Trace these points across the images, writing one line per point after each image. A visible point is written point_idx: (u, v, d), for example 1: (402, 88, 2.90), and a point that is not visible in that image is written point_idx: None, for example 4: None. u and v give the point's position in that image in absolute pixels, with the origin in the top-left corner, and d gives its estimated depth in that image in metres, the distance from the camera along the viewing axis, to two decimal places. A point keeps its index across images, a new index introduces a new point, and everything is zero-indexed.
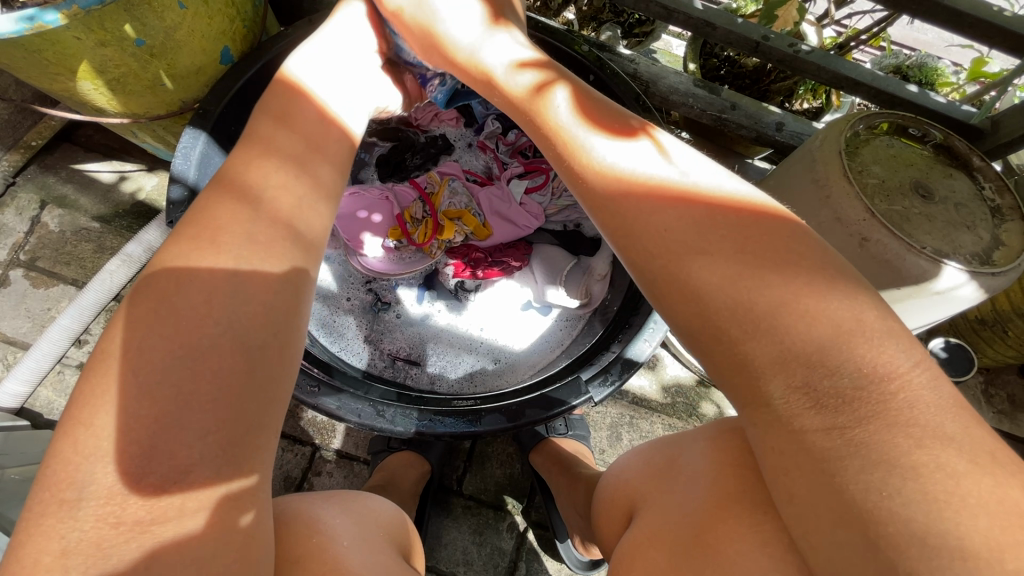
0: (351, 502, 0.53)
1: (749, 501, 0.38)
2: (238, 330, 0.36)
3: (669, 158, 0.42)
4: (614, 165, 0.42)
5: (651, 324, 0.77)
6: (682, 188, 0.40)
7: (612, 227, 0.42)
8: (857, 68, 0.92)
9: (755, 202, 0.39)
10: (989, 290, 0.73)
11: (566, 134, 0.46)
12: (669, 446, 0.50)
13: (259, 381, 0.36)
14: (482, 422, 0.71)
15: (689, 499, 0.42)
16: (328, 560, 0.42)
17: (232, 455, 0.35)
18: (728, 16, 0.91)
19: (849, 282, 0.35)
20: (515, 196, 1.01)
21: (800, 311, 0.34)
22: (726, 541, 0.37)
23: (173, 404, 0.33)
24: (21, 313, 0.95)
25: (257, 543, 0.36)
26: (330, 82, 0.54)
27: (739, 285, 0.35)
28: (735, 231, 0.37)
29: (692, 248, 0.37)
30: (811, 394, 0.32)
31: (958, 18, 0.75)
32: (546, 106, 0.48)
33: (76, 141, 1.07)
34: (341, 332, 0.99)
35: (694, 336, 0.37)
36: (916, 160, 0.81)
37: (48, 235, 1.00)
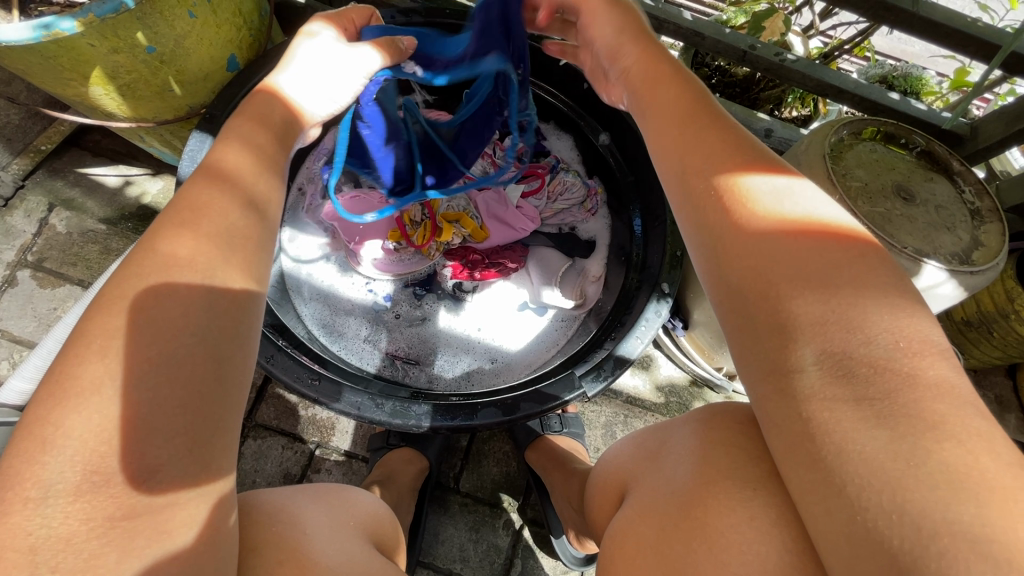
0: (329, 495, 0.54)
1: (740, 478, 0.38)
2: (209, 340, 0.37)
3: (784, 177, 0.42)
4: (739, 189, 0.41)
5: (643, 322, 0.79)
6: (802, 219, 0.38)
7: (718, 237, 0.40)
8: (840, 76, 0.96)
9: (852, 230, 0.38)
10: (969, 288, 0.76)
11: (688, 149, 0.45)
12: (659, 432, 0.51)
13: (226, 388, 0.37)
14: (477, 416, 0.73)
15: (675, 479, 0.43)
16: (288, 546, 0.43)
17: (200, 455, 0.35)
18: (716, 27, 0.95)
19: (867, 269, 0.35)
20: (512, 199, 1.03)
21: (839, 313, 0.33)
22: (716, 515, 0.37)
23: (145, 409, 0.34)
24: (28, 314, 0.97)
25: (225, 535, 0.38)
26: (313, 93, 0.55)
27: (773, 290, 0.36)
28: (842, 257, 0.36)
29: (794, 271, 0.35)
30: (846, 363, 0.32)
31: (934, 28, 0.78)
32: (669, 114, 0.48)
33: (84, 146, 1.10)
34: (341, 332, 1.01)
35: (740, 305, 0.37)
36: (898, 164, 0.84)
37: (55, 236, 1.02)
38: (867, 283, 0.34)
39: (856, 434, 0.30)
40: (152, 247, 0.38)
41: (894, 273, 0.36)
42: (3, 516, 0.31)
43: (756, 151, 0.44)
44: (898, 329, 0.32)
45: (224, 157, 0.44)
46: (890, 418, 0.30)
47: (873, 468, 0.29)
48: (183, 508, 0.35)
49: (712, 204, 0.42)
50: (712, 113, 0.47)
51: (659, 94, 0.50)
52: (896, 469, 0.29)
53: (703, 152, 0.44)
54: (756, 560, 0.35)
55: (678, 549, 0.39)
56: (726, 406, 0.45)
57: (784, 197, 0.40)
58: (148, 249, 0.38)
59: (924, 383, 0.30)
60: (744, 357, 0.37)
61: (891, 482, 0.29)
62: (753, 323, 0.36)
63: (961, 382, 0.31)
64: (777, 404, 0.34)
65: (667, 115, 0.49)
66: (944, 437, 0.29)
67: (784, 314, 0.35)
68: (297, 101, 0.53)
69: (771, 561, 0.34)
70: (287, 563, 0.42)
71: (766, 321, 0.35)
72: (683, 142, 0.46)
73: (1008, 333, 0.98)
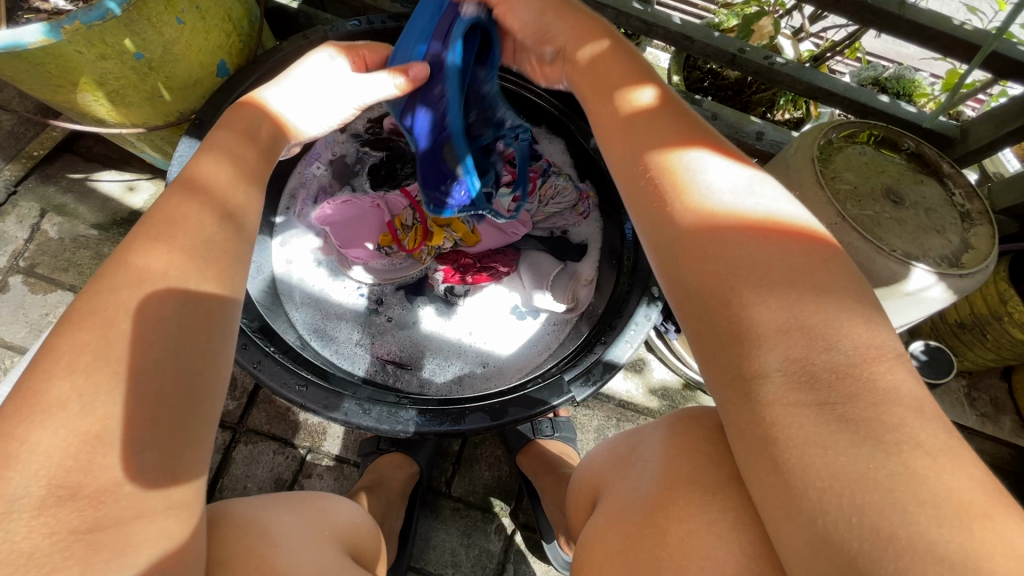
0: (304, 504, 0.54)
1: (698, 484, 0.38)
2: (180, 353, 0.37)
3: (726, 168, 0.42)
4: (693, 183, 0.41)
5: (633, 325, 0.79)
6: (754, 218, 0.38)
7: (670, 237, 0.40)
8: (830, 79, 0.96)
9: (792, 222, 0.39)
10: (958, 291, 0.76)
11: (646, 141, 0.45)
12: (631, 437, 0.50)
13: (198, 400, 0.37)
14: (465, 421, 0.73)
15: (642, 486, 0.43)
16: (257, 559, 0.43)
17: (170, 467, 0.36)
18: (706, 31, 0.95)
19: (806, 264, 0.36)
20: (504, 204, 1.00)
21: (788, 314, 0.33)
22: (675, 521, 0.37)
23: (116, 421, 0.34)
24: (19, 320, 0.97)
25: (190, 547, 0.37)
26: (305, 111, 0.58)
27: (730, 299, 0.35)
28: (791, 260, 0.36)
29: (744, 274, 0.36)
30: (808, 369, 0.32)
31: (921, 31, 0.78)
32: (631, 102, 0.48)
33: (77, 152, 1.10)
34: (333, 336, 1.01)
35: (699, 314, 0.37)
36: (888, 167, 0.84)
37: (47, 242, 1.02)
38: (827, 288, 0.35)
39: (816, 440, 0.30)
40: (125, 257, 0.38)
41: (852, 280, 0.36)
42: None
43: (713, 145, 0.44)
44: (864, 339, 0.33)
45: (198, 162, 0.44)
46: (845, 425, 0.30)
47: (837, 473, 0.29)
48: (147, 521, 0.34)
49: (659, 205, 0.42)
50: (659, 110, 0.47)
51: (611, 94, 0.50)
52: (856, 474, 0.29)
53: (661, 144, 0.44)
54: (714, 564, 0.34)
55: (639, 553, 0.39)
56: (693, 409, 0.45)
57: (726, 191, 0.40)
58: (118, 259, 0.38)
59: (888, 396, 0.30)
60: (706, 364, 0.37)
61: (831, 486, 0.29)
62: (718, 333, 0.35)
63: (924, 391, 0.32)
64: (740, 411, 0.34)
65: (618, 115, 0.49)
66: (905, 446, 0.29)
67: (742, 318, 0.35)
68: (285, 117, 0.56)
69: (728, 565, 0.33)
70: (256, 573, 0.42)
71: (723, 327, 0.35)
72: (640, 134, 0.46)
73: (1001, 336, 0.97)
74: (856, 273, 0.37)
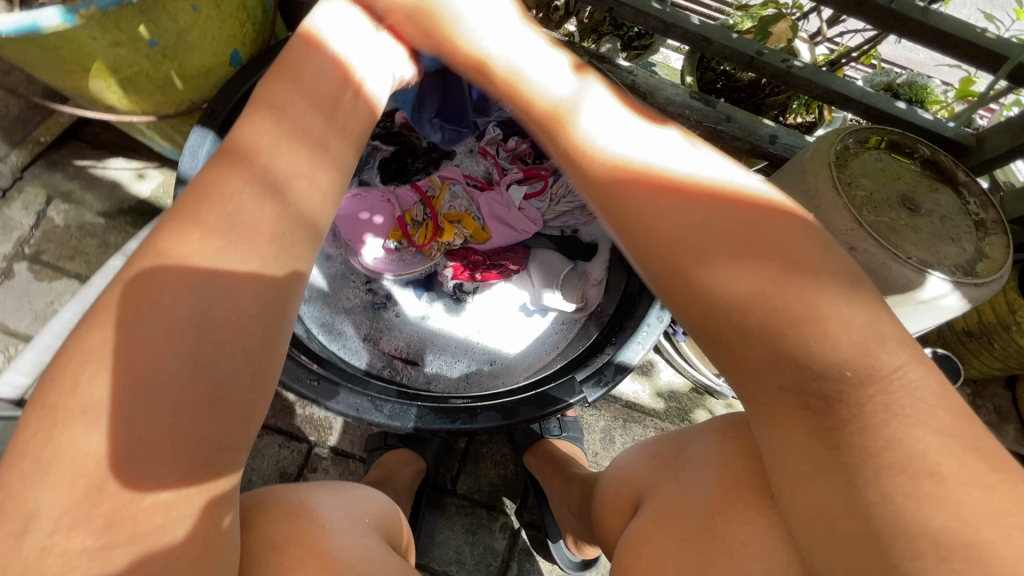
0: (340, 490, 0.53)
1: (755, 488, 0.38)
2: (206, 356, 0.35)
3: (681, 150, 0.41)
4: (628, 156, 0.41)
5: (645, 327, 0.79)
6: (695, 183, 0.39)
7: (614, 216, 0.41)
8: (847, 84, 0.95)
9: (742, 190, 0.39)
10: (972, 300, 0.76)
11: (571, 116, 0.45)
12: (676, 440, 0.51)
13: (228, 406, 0.35)
14: (477, 420, 0.72)
15: (696, 489, 0.43)
16: (309, 543, 0.43)
17: (195, 473, 0.35)
18: (724, 32, 0.94)
19: (751, 219, 0.37)
20: (515, 201, 1.02)
21: (738, 278, 0.35)
22: (733, 524, 0.38)
23: (148, 423, 0.33)
24: (25, 307, 0.97)
25: (228, 536, 0.38)
26: (352, 42, 0.52)
27: (688, 277, 0.36)
28: (740, 230, 0.36)
29: (696, 247, 0.36)
30: (812, 392, 0.33)
31: (943, 38, 0.77)
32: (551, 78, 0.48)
33: (84, 138, 1.09)
34: (340, 332, 1.00)
35: (688, 314, 0.38)
36: (903, 174, 0.84)
37: (53, 229, 1.01)
38: (852, 290, 0.34)
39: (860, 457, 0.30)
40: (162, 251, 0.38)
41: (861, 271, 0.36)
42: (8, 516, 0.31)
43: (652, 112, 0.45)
44: (901, 351, 0.32)
45: (240, 138, 0.42)
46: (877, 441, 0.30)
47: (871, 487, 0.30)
48: (190, 511, 0.35)
49: (596, 183, 0.42)
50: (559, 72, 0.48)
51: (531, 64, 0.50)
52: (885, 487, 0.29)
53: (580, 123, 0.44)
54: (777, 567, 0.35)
55: (699, 558, 0.39)
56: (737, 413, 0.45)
57: (657, 150, 0.41)
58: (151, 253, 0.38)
59: (920, 411, 0.31)
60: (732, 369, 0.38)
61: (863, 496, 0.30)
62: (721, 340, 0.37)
63: (956, 407, 0.32)
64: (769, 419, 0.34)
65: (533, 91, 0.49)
66: (933, 462, 0.29)
67: (700, 288, 0.36)
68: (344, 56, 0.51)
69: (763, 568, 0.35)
70: (308, 560, 0.41)
71: (682, 297, 0.37)
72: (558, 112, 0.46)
73: (1008, 345, 0.98)
74: (815, 232, 0.38)
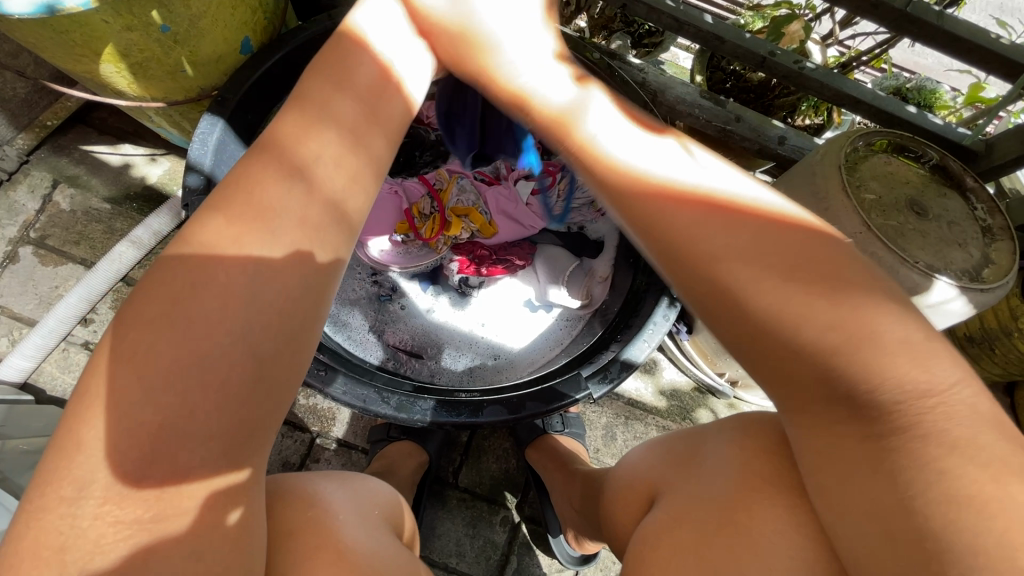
0: (352, 481, 0.53)
1: (781, 485, 0.40)
2: (251, 337, 0.35)
3: (716, 174, 0.42)
4: (669, 181, 0.41)
5: (651, 325, 0.79)
6: (735, 205, 0.39)
7: (658, 245, 0.40)
8: (858, 87, 0.95)
9: (776, 211, 0.39)
10: (978, 305, 0.76)
11: (606, 141, 0.45)
12: (691, 437, 0.52)
13: (266, 390, 0.36)
14: (483, 413, 0.73)
15: (714, 485, 0.44)
16: (324, 533, 0.43)
17: (233, 454, 0.36)
18: (737, 31, 0.94)
19: (764, 227, 0.38)
20: (522, 196, 1.03)
21: (759, 272, 0.36)
22: (759, 520, 0.39)
23: (175, 415, 0.33)
24: (29, 291, 0.96)
25: (245, 528, 0.37)
26: (395, 40, 0.51)
27: (729, 305, 0.37)
28: (781, 251, 0.37)
29: (745, 271, 0.36)
30: (852, 400, 0.34)
31: (957, 43, 0.77)
32: (582, 102, 0.48)
33: (91, 123, 1.08)
34: (346, 323, 1.00)
35: (732, 335, 0.38)
36: (912, 178, 0.84)
37: (59, 213, 1.01)
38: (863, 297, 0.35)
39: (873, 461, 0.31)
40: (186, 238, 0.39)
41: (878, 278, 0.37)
42: (41, 512, 0.32)
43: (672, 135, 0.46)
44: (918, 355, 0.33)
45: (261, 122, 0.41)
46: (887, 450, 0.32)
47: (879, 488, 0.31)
48: (203, 498, 0.34)
49: (636, 206, 0.42)
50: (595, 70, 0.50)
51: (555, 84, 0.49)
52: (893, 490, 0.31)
53: (613, 147, 0.44)
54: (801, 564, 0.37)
55: (722, 552, 0.40)
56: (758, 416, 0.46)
57: (695, 174, 0.41)
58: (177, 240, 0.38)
59: (931, 415, 0.32)
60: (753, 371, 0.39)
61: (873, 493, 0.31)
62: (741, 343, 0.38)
63: (966, 411, 0.33)
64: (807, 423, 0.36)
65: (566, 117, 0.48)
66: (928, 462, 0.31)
67: (707, 265, 0.38)
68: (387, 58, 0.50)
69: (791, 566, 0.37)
70: (324, 550, 0.41)
71: (730, 325, 0.37)
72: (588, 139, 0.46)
73: (1009, 351, 0.98)
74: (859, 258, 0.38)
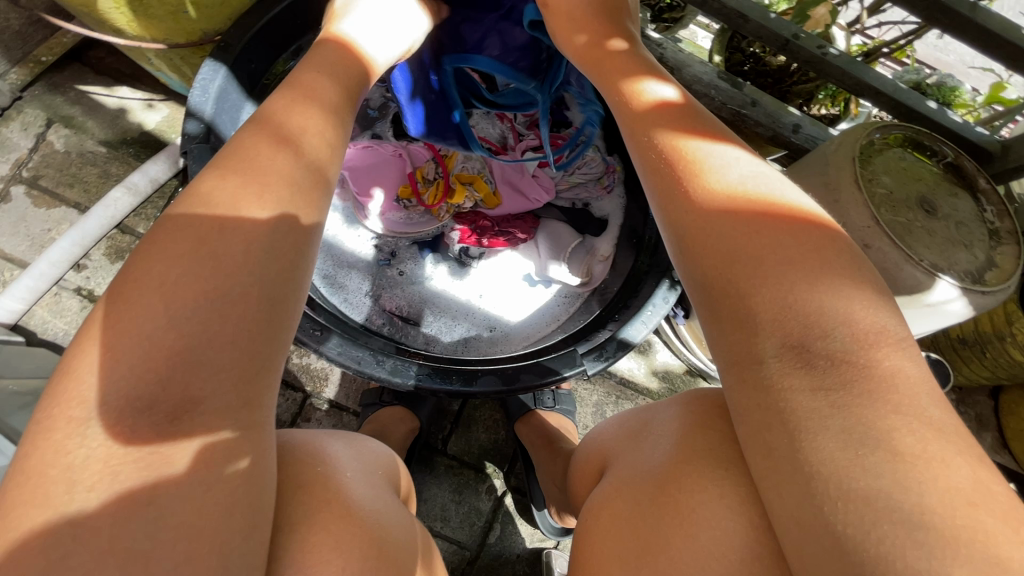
0: (355, 441, 0.53)
1: (714, 458, 0.43)
2: (268, 283, 0.37)
3: (759, 174, 0.44)
4: (713, 173, 0.44)
5: (649, 307, 0.78)
6: (773, 203, 0.42)
7: (692, 228, 0.42)
8: (880, 77, 0.92)
9: (810, 214, 0.42)
10: (978, 307, 0.76)
11: (659, 128, 0.48)
12: (643, 413, 0.55)
13: (275, 331, 0.37)
14: (477, 382, 0.73)
15: (654, 458, 0.47)
16: (333, 489, 0.43)
17: (244, 393, 0.36)
18: (763, 10, 0.91)
19: (796, 226, 0.41)
20: (529, 167, 1.02)
21: (735, 206, 0.41)
22: (687, 491, 0.42)
23: (196, 342, 0.34)
24: (20, 233, 0.94)
25: (262, 471, 0.37)
26: (373, 38, 0.59)
27: (743, 291, 0.39)
28: (810, 250, 0.39)
29: (773, 260, 0.39)
30: (804, 354, 0.36)
31: (988, 37, 0.75)
32: (642, 92, 0.52)
33: (87, 62, 1.04)
34: (342, 285, 1.00)
35: (720, 319, 0.40)
36: (924, 175, 0.83)
37: (52, 154, 0.98)
38: (847, 284, 0.38)
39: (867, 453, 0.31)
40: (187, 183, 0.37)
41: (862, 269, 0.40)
42: (46, 432, 0.32)
43: (726, 133, 0.49)
44: None
45: None
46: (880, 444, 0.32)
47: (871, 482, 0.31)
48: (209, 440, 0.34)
49: (678, 190, 0.44)
50: (632, 51, 0.58)
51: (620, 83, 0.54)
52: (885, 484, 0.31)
53: (667, 134, 0.47)
54: (723, 533, 0.39)
55: (651, 521, 0.43)
56: (703, 390, 0.51)
57: (740, 171, 0.44)
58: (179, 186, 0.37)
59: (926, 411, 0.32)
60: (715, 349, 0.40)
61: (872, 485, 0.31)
62: (720, 318, 0.39)
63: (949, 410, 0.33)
64: (751, 397, 0.37)
65: (627, 105, 0.52)
66: (900, 448, 0.32)
67: (739, 249, 0.40)
68: (363, 49, 0.57)
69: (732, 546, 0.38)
70: (334, 505, 0.41)
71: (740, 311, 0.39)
72: (643, 125, 0.49)
73: (1000, 355, 0.99)
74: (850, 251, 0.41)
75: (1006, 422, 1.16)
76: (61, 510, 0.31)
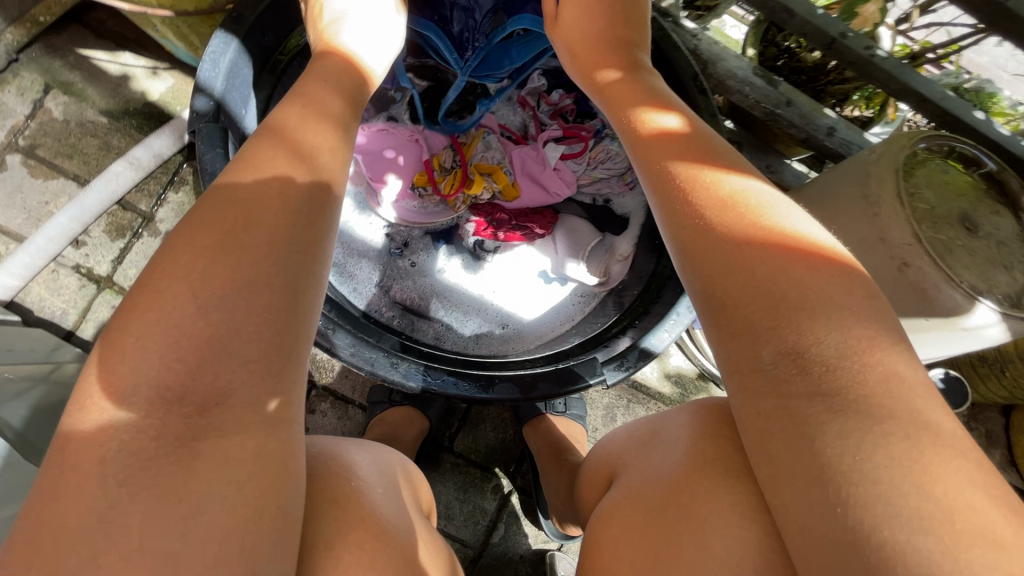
0: (376, 449, 0.51)
1: (723, 468, 0.40)
2: (290, 275, 0.37)
3: (783, 208, 0.42)
4: (736, 207, 0.41)
5: (674, 315, 0.75)
6: (799, 241, 0.39)
7: (711, 266, 0.40)
8: (927, 83, 0.88)
9: (837, 254, 0.40)
10: (1014, 333, 0.73)
11: (673, 159, 0.46)
12: (652, 421, 0.53)
13: (298, 322, 0.36)
14: (494, 389, 0.70)
15: (665, 465, 0.45)
16: (365, 503, 0.41)
17: (271, 382, 0.35)
18: (810, 5, 0.85)
19: (825, 267, 0.38)
20: (550, 159, 0.96)
21: (755, 240, 0.39)
22: (699, 501, 0.40)
23: (223, 330, 0.34)
24: (17, 204, 0.90)
25: (295, 474, 0.35)
26: (371, 47, 0.57)
27: (772, 333, 0.36)
28: (842, 294, 0.37)
29: (802, 305, 0.36)
30: (800, 360, 0.35)
31: None
32: (654, 121, 0.50)
33: (87, 24, 0.98)
34: (352, 273, 0.96)
35: (741, 357, 0.38)
36: (968, 190, 0.79)
37: (50, 122, 0.93)
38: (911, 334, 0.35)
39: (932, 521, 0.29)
40: None
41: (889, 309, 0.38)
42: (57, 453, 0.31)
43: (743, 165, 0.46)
44: None
45: None
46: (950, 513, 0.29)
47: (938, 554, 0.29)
48: (241, 442, 0.33)
49: (696, 225, 0.41)
50: (645, 77, 0.56)
51: (632, 111, 0.52)
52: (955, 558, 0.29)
53: (681, 165, 0.45)
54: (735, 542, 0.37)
55: (663, 530, 0.40)
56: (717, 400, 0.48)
57: (763, 206, 0.42)
58: None
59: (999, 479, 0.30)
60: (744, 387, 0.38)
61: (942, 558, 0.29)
62: (733, 343, 0.38)
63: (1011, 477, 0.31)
64: (762, 406, 0.36)
65: (639, 133, 0.50)
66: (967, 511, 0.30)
67: (764, 291, 0.37)
68: (363, 62, 0.56)
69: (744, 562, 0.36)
70: (368, 523, 0.39)
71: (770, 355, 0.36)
72: (657, 155, 0.47)
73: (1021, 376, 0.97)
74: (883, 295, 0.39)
75: (1017, 441, 1.14)
76: (72, 542, 0.29)
